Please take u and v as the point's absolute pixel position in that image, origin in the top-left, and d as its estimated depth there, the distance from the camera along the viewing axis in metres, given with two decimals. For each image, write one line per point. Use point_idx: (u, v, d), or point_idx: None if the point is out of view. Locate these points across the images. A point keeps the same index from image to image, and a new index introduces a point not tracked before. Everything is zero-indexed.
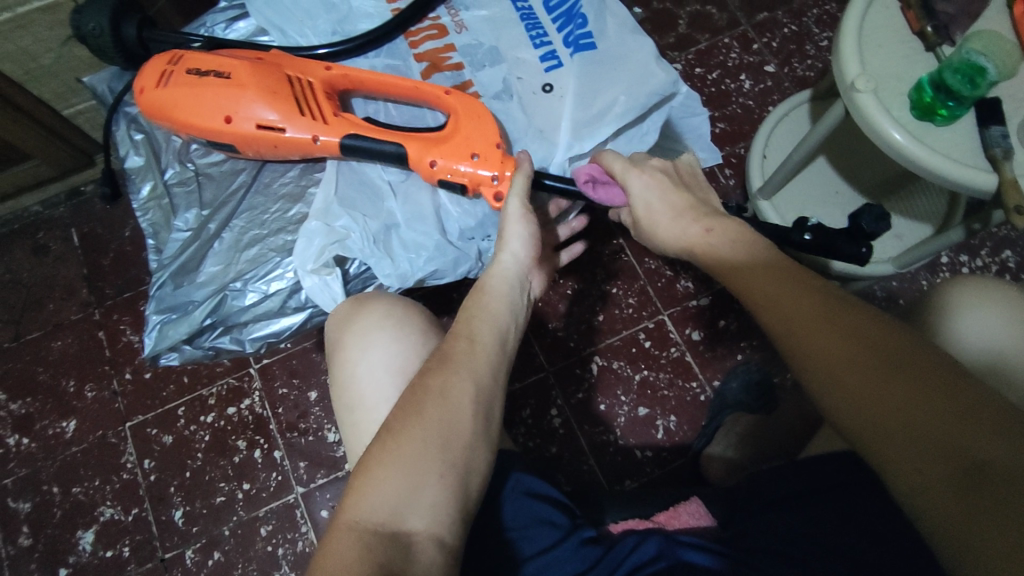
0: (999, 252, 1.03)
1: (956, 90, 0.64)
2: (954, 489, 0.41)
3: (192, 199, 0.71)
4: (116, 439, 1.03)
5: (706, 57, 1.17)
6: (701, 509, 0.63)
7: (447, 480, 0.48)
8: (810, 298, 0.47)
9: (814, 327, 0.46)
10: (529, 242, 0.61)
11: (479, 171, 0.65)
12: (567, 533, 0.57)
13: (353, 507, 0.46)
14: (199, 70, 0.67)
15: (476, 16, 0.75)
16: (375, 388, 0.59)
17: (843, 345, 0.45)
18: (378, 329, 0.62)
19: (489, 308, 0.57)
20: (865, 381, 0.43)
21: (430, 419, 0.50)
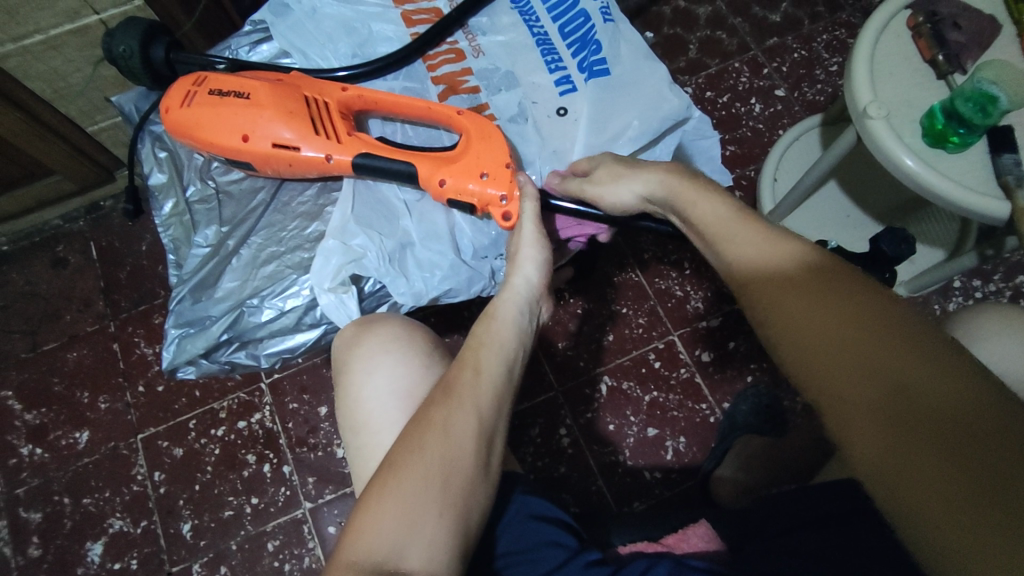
0: (1012, 278, 1.03)
1: (967, 118, 0.64)
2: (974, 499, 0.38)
3: (213, 216, 0.72)
4: (128, 450, 1.04)
5: (716, 81, 1.18)
6: (710, 531, 0.64)
7: (446, 517, 0.49)
8: (803, 292, 0.47)
9: (804, 327, 0.46)
10: (542, 269, 0.63)
11: (487, 190, 0.66)
12: (573, 554, 0.57)
13: (353, 545, 0.47)
14: (220, 91, 0.69)
15: (493, 41, 0.77)
16: (381, 412, 0.60)
17: (833, 343, 0.45)
18: (385, 353, 0.63)
19: (497, 337, 0.58)
20: (850, 385, 0.44)
21: (430, 455, 0.51)
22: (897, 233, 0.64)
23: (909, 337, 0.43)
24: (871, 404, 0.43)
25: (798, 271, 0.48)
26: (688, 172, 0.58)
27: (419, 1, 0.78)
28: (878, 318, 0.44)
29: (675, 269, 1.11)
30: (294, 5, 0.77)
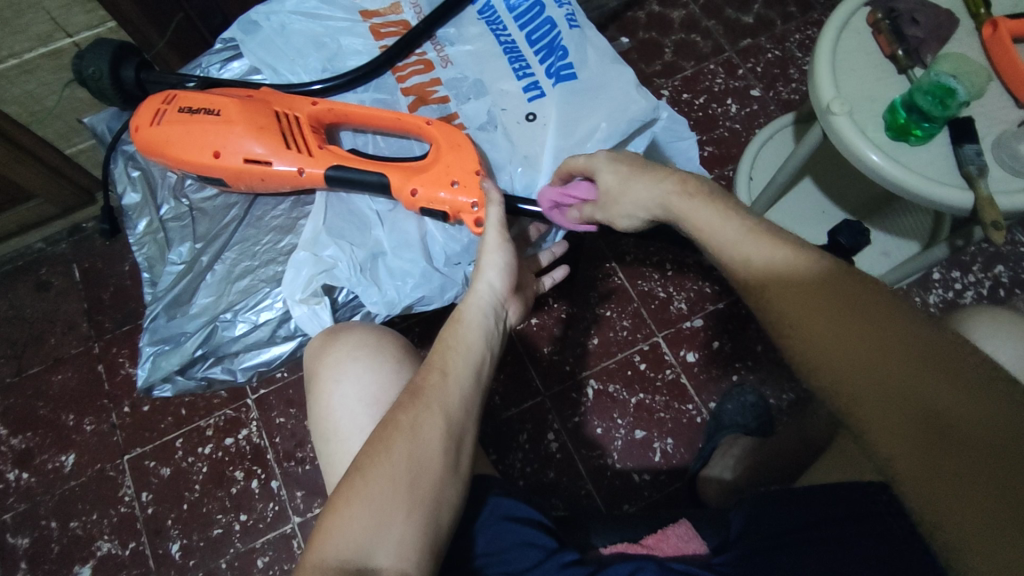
0: (991, 267, 1.04)
1: (926, 110, 0.65)
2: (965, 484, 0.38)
3: (187, 233, 0.73)
4: (115, 472, 1.04)
5: (692, 83, 1.20)
6: (690, 531, 0.66)
7: (414, 517, 0.49)
8: (832, 311, 0.44)
9: (837, 350, 0.43)
10: (506, 271, 0.63)
11: (458, 198, 0.67)
12: (550, 554, 0.58)
13: (321, 549, 0.48)
14: (189, 108, 0.69)
15: (461, 50, 0.78)
16: (350, 419, 0.61)
17: (867, 368, 0.42)
18: (351, 360, 0.64)
19: (464, 339, 0.59)
20: (888, 413, 0.41)
21: (397, 457, 0.51)
22: (854, 227, 0.66)
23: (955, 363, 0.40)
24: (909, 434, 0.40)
25: (827, 288, 0.45)
26: (694, 185, 0.54)
27: (387, 14, 0.79)
28: (923, 342, 0.41)
29: (658, 271, 1.11)
30: (263, 22, 0.78)
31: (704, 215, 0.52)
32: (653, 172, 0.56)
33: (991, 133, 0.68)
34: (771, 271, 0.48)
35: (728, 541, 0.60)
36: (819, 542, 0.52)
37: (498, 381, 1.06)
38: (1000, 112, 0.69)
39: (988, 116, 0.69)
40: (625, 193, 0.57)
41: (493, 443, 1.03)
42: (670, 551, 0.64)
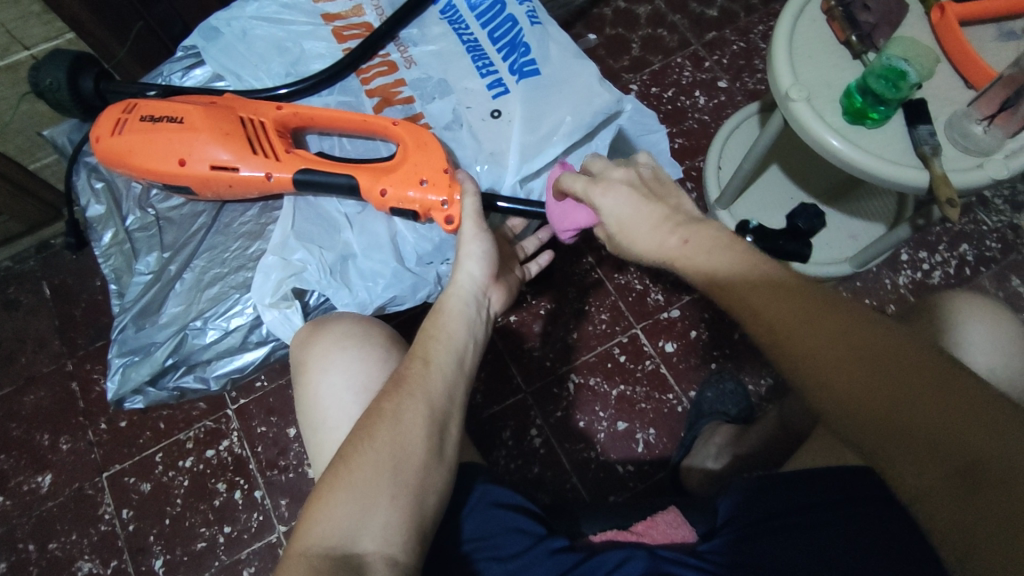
0: (957, 246, 1.06)
1: (880, 94, 0.67)
2: (956, 489, 0.40)
3: (153, 243, 0.72)
4: (94, 490, 1.02)
5: (660, 77, 1.21)
6: (678, 518, 0.66)
7: (398, 502, 0.51)
8: (835, 341, 0.43)
9: (843, 381, 0.42)
10: (487, 261, 0.65)
11: (428, 197, 0.67)
12: (537, 541, 0.59)
13: (308, 533, 0.49)
14: (152, 116, 0.68)
15: (424, 50, 0.78)
16: (338, 408, 0.60)
17: (882, 399, 0.41)
18: (340, 349, 0.63)
19: (446, 329, 0.61)
20: (904, 438, 0.41)
21: (381, 443, 0.53)
22: (811, 213, 0.77)
23: (942, 375, 0.41)
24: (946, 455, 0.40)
25: (834, 320, 0.44)
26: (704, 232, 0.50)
27: (349, 17, 0.80)
28: (899, 353, 0.42)
29: (633, 263, 1.12)
30: (224, 28, 0.77)
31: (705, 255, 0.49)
32: (657, 216, 0.52)
33: (943, 114, 0.70)
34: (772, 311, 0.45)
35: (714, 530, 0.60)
36: (817, 527, 0.54)
37: (479, 380, 1.07)
38: (951, 93, 0.71)
39: (939, 98, 0.71)
40: (631, 236, 0.53)
41: (476, 441, 1.03)
42: (659, 538, 0.64)
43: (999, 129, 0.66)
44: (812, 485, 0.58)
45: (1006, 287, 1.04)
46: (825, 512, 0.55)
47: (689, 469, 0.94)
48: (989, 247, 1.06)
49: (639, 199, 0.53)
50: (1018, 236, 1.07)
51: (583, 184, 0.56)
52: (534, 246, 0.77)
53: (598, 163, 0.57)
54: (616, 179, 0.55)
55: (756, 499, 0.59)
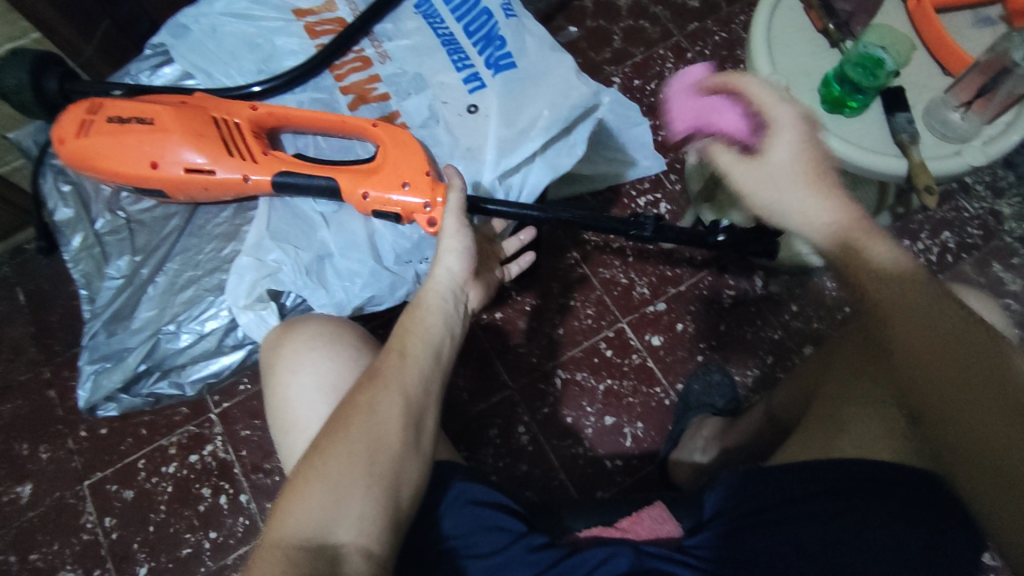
0: (939, 234, 1.07)
1: (857, 82, 0.67)
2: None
3: (124, 246, 0.70)
4: (75, 498, 1.01)
5: (642, 69, 1.20)
6: (666, 512, 0.62)
7: (373, 493, 0.50)
8: (946, 352, 0.47)
9: (958, 395, 0.47)
10: (466, 255, 0.64)
11: (410, 199, 0.66)
12: (517, 538, 0.58)
13: (281, 525, 0.48)
14: (120, 117, 0.67)
15: (399, 45, 0.77)
16: (309, 408, 0.59)
17: (990, 420, 0.45)
18: (309, 350, 0.62)
19: (422, 324, 0.60)
20: (1005, 463, 0.45)
21: (357, 434, 0.52)
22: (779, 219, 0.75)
23: None
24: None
25: (962, 340, 0.47)
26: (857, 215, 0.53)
27: (321, 12, 0.78)
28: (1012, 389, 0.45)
29: (619, 257, 1.11)
30: (192, 25, 0.76)
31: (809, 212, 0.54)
32: (811, 177, 0.55)
33: (920, 101, 0.70)
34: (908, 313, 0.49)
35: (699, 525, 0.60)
36: (805, 519, 0.55)
37: (465, 377, 1.06)
38: (928, 80, 0.71)
39: (917, 84, 0.70)
40: (766, 180, 0.56)
41: (463, 439, 1.03)
42: (645, 535, 0.61)
43: (976, 115, 0.67)
44: (819, 475, 0.57)
45: (988, 273, 1.04)
46: (835, 500, 0.55)
47: (677, 463, 0.94)
48: (970, 233, 1.06)
49: (810, 154, 0.56)
50: (999, 222, 1.07)
51: (788, 117, 0.57)
52: (515, 247, 0.79)
53: (758, 90, 0.60)
54: (805, 125, 0.57)
55: (750, 491, 0.58)
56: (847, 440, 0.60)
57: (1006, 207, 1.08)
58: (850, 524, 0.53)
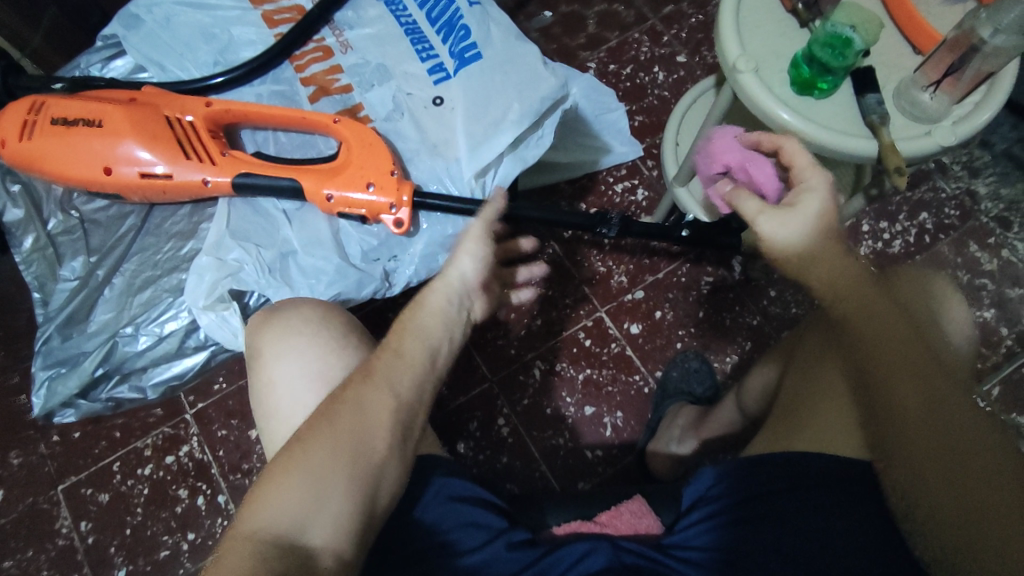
0: (916, 216, 1.06)
1: (826, 62, 0.65)
2: (966, 495, 0.47)
3: (79, 247, 0.69)
4: (49, 504, 0.99)
5: (618, 54, 1.18)
6: (644, 508, 0.64)
7: (353, 494, 0.49)
8: (893, 338, 0.50)
9: (924, 418, 0.48)
10: (482, 264, 0.63)
11: (376, 199, 0.65)
12: (489, 539, 0.57)
13: (254, 515, 0.46)
14: (64, 118, 0.65)
15: (360, 34, 0.75)
16: (292, 398, 0.57)
17: (929, 401, 0.48)
18: (296, 335, 0.60)
19: (424, 323, 0.57)
20: (960, 479, 0.47)
21: (345, 434, 0.50)
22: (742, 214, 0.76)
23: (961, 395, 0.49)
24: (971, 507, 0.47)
25: (933, 366, 0.49)
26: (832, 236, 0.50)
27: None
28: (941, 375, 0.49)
29: (597, 247, 1.10)
30: (144, 15, 0.73)
31: (829, 266, 0.50)
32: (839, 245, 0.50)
33: (890, 82, 0.69)
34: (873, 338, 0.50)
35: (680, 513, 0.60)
36: (779, 522, 0.54)
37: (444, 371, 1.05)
38: (898, 60, 0.70)
39: (887, 65, 0.70)
40: (794, 232, 0.49)
41: (443, 433, 1.02)
42: (624, 529, 0.63)
43: (944, 95, 0.65)
44: (782, 471, 0.56)
45: (964, 253, 1.04)
46: (795, 498, 0.55)
47: (655, 454, 0.93)
48: (947, 215, 1.06)
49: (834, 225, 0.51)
50: (975, 202, 1.07)
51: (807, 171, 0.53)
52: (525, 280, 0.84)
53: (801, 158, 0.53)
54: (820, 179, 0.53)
55: (716, 482, 0.59)
56: (810, 434, 0.59)
57: (981, 186, 1.08)
58: (803, 525, 0.53)
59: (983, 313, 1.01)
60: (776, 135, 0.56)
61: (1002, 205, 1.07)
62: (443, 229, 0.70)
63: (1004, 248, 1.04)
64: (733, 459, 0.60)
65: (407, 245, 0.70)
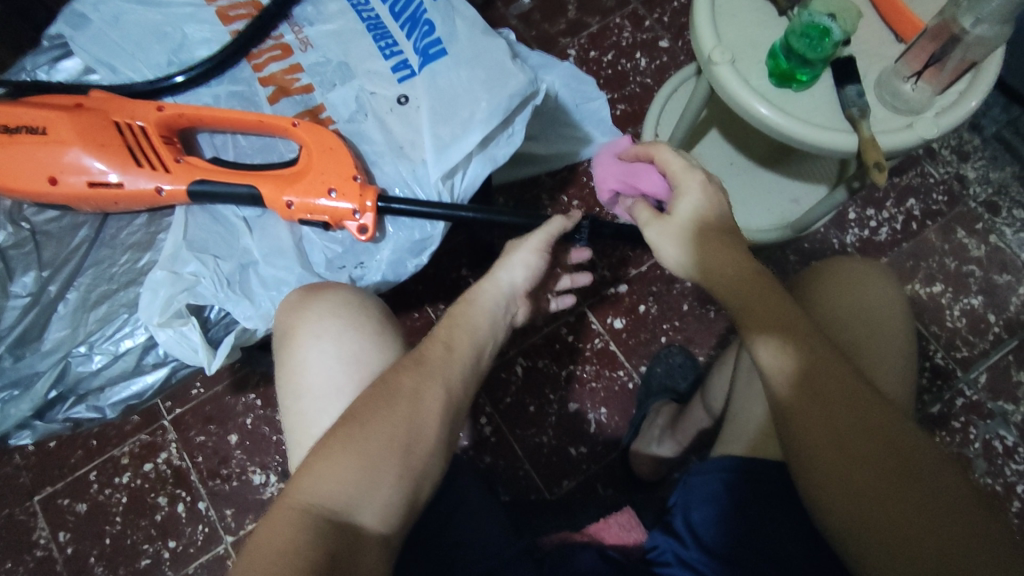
0: (903, 202, 1.04)
1: (803, 54, 0.63)
2: (881, 512, 0.44)
3: (31, 260, 0.69)
4: (26, 515, 0.93)
5: (599, 40, 1.14)
6: (632, 520, 0.65)
7: (402, 484, 0.47)
8: (794, 350, 0.47)
9: (828, 434, 0.45)
10: (532, 275, 0.63)
11: (338, 206, 0.63)
12: (478, 555, 0.54)
13: (308, 485, 0.45)
14: (5, 126, 0.64)
15: (320, 31, 0.72)
16: (324, 379, 0.56)
17: (835, 415, 0.46)
18: (333, 316, 0.59)
19: (471, 319, 0.58)
20: (869, 494, 0.44)
21: (401, 423, 0.48)
22: None
23: (873, 405, 0.46)
24: (909, 545, 0.43)
25: (835, 375, 0.46)
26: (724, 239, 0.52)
27: None
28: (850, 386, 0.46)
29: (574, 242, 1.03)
30: (91, 13, 0.71)
31: (726, 268, 0.50)
32: (730, 244, 0.52)
33: (870, 72, 0.67)
34: (797, 374, 0.47)
35: (666, 513, 0.60)
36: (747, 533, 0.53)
37: None
38: (881, 49, 0.68)
39: (869, 54, 0.68)
40: (675, 240, 0.53)
41: None
42: (613, 541, 0.62)
43: (926, 85, 0.63)
44: (753, 477, 0.55)
45: (952, 240, 1.02)
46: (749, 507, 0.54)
47: (637, 454, 0.91)
48: (935, 200, 1.04)
49: (720, 223, 0.53)
50: (964, 187, 1.05)
51: (677, 164, 0.56)
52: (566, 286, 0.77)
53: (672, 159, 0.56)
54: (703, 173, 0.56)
55: (702, 486, 0.57)
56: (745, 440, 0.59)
57: (970, 171, 1.05)
58: (770, 542, 0.52)
59: (970, 301, 1.00)
60: (650, 145, 0.59)
61: (991, 189, 1.04)
62: (410, 234, 0.68)
63: (992, 234, 1.03)
64: (721, 462, 0.57)
65: (375, 251, 0.68)
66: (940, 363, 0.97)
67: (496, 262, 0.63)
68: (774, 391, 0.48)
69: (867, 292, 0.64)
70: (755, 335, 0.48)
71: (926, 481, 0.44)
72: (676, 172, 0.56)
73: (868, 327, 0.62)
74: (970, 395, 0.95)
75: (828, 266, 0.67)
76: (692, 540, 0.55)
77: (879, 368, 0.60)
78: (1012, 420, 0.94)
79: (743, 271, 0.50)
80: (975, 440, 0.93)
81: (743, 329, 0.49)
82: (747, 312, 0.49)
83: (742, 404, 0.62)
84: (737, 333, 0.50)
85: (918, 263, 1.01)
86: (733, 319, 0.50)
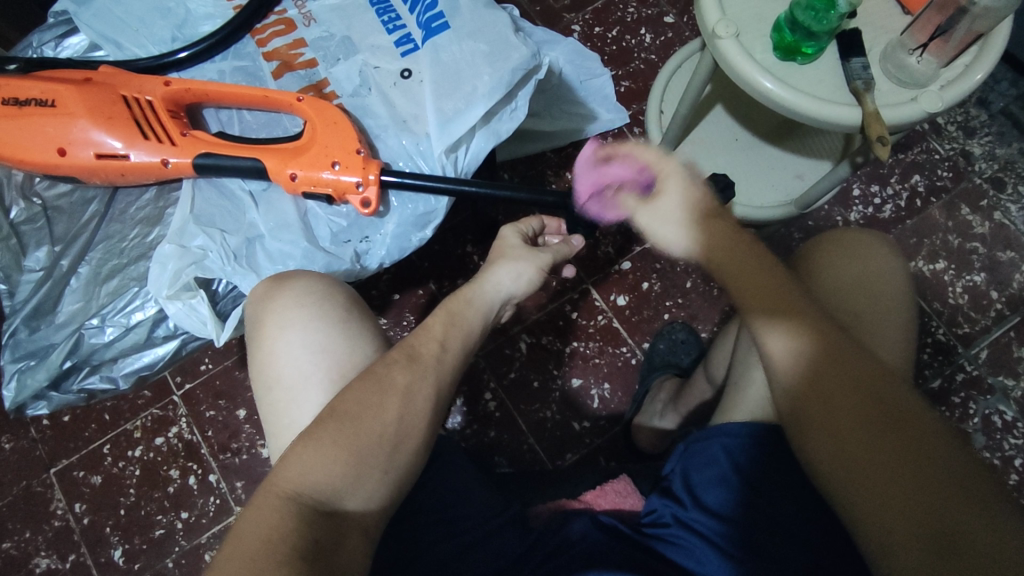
0: (908, 178, 1.04)
1: (807, 26, 0.62)
2: (867, 467, 0.44)
3: (43, 235, 0.71)
4: (42, 487, 0.96)
5: (603, 15, 1.12)
6: (628, 487, 0.66)
7: (389, 478, 0.48)
8: (783, 313, 0.48)
9: (813, 391, 0.46)
10: (526, 283, 0.63)
11: (342, 179, 0.64)
12: (482, 525, 0.56)
13: (295, 473, 0.46)
14: (15, 100, 0.65)
15: (324, 6, 0.72)
16: (295, 367, 0.57)
17: (820, 374, 0.47)
18: (298, 306, 0.60)
19: (465, 315, 0.58)
20: (855, 450, 0.44)
21: (389, 415, 0.49)
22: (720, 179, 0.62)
23: (860, 367, 0.46)
24: (895, 499, 0.43)
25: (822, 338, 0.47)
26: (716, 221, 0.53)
27: None
28: (837, 349, 0.47)
29: None
30: None
31: (719, 244, 0.52)
32: (705, 208, 0.55)
33: (876, 44, 0.67)
34: (798, 355, 0.47)
35: (661, 481, 0.62)
36: (750, 495, 0.55)
37: None
38: (886, 21, 0.68)
39: (875, 26, 0.67)
40: (676, 224, 0.54)
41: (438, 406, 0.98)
42: (609, 507, 0.64)
43: (932, 58, 0.63)
44: (765, 444, 0.56)
45: (956, 217, 1.02)
46: (752, 474, 0.55)
47: (638, 428, 0.93)
48: (940, 176, 1.04)
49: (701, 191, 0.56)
50: (969, 163, 1.04)
51: (654, 156, 0.58)
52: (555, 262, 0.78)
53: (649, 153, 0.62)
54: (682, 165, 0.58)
55: (702, 451, 0.59)
56: (748, 406, 0.60)
57: (976, 147, 1.05)
58: (770, 504, 0.54)
59: (973, 278, 1.00)
60: (625, 144, 0.60)
61: (997, 165, 1.04)
62: (414, 208, 0.69)
63: (997, 211, 1.02)
64: (727, 427, 0.58)
65: (379, 225, 0.69)
66: (942, 339, 0.97)
67: (494, 265, 0.62)
68: (770, 369, 0.49)
69: (866, 261, 0.64)
70: (753, 316, 0.49)
71: (913, 438, 0.44)
72: (653, 162, 0.58)
73: (871, 295, 0.62)
74: (971, 371, 0.96)
75: (839, 236, 0.67)
76: (692, 501, 0.56)
77: (886, 335, 0.61)
78: (1012, 395, 0.95)
79: (727, 243, 0.52)
80: (975, 416, 0.94)
81: (742, 313, 0.50)
82: (736, 288, 0.50)
83: (745, 377, 0.63)
84: (738, 315, 0.50)
85: (922, 240, 1.01)
86: (735, 302, 0.50)
